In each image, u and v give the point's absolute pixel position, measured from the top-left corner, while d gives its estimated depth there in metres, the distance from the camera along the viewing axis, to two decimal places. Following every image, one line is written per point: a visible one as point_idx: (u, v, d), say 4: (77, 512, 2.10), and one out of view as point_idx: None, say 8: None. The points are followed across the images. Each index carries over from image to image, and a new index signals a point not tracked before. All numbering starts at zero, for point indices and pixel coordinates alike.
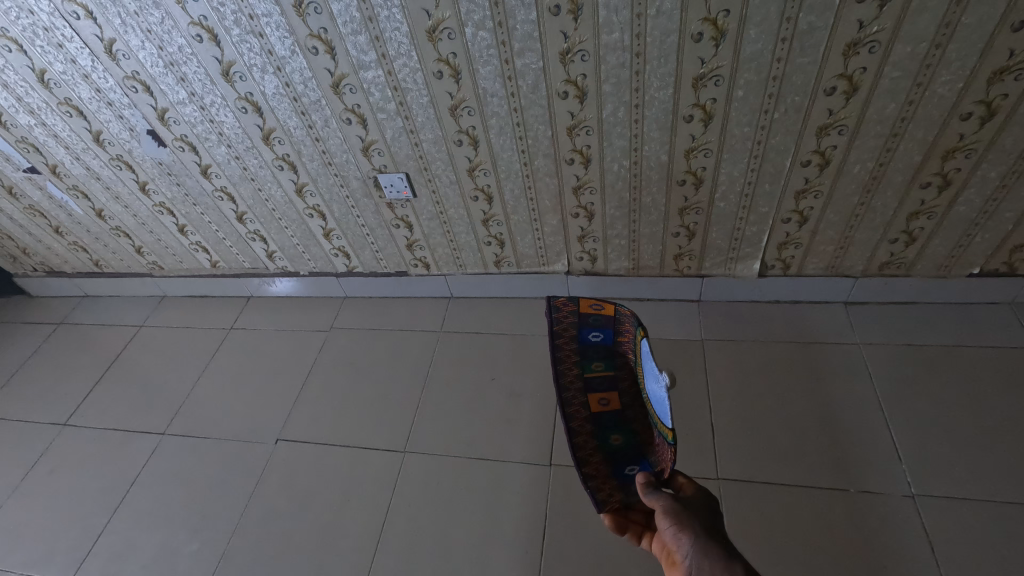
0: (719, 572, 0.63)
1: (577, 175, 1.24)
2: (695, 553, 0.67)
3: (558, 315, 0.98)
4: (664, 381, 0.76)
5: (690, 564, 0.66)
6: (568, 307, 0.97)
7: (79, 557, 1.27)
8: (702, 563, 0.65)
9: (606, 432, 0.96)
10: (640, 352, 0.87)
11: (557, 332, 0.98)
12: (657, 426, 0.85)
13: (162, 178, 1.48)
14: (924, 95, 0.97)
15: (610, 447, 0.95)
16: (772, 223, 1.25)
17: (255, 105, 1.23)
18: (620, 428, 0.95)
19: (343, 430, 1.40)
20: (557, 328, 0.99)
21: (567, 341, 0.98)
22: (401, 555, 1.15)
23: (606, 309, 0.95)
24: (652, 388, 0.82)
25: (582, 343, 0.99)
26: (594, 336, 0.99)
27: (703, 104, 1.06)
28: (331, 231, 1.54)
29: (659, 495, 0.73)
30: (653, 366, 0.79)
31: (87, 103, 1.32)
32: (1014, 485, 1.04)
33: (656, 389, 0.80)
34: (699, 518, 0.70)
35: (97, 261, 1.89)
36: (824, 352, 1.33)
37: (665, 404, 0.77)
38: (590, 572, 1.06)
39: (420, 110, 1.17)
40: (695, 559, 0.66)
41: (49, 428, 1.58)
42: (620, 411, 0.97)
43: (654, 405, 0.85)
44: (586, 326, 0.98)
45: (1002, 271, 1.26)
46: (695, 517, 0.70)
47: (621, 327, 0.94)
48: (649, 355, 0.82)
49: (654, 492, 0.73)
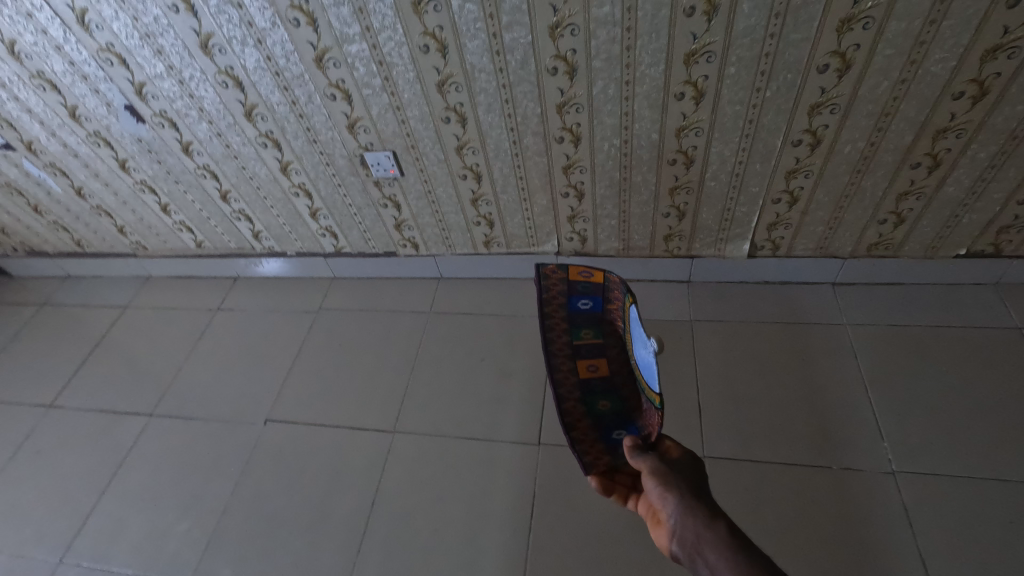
0: (704, 530, 0.63)
1: (566, 154, 1.22)
2: (678, 511, 0.66)
3: (547, 283, 1.00)
4: (652, 347, 0.77)
5: (672, 520, 0.67)
6: (557, 275, 0.99)
7: (68, 538, 1.27)
8: (683, 519, 0.65)
9: (594, 398, 0.96)
10: (628, 319, 0.88)
11: (546, 300, 1.01)
12: (644, 391, 0.86)
13: (142, 156, 1.44)
14: (917, 74, 0.96)
15: (598, 412, 0.95)
16: (762, 203, 1.25)
17: (235, 79, 1.20)
18: (609, 394, 0.96)
19: (333, 411, 1.40)
20: (546, 296, 1.01)
21: (556, 308, 1.00)
22: (391, 533, 1.16)
23: (594, 276, 0.96)
24: (639, 354, 0.84)
25: (572, 310, 1.00)
26: (584, 303, 1.00)
27: (695, 81, 1.04)
28: (318, 210, 1.52)
29: (645, 456, 0.74)
30: (642, 333, 0.81)
31: (61, 77, 1.27)
32: (991, 462, 1.06)
33: (644, 355, 0.81)
34: (683, 477, 0.71)
35: (79, 241, 1.85)
36: (811, 332, 1.34)
37: (653, 369, 0.79)
38: (577, 548, 1.08)
39: (406, 85, 1.14)
40: (680, 518, 0.66)
41: (34, 409, 1.57)
42: (609, 378, 0.97)
43: (640, 370, 0.86)
44: (575, 293, 1.00)
45: (988, 252, 1.26)
46: (680, 476, 0.70)
47: (610, 294, 0.94)
48: (637, 321, 0.83)
49: (639, 453, 0.75)
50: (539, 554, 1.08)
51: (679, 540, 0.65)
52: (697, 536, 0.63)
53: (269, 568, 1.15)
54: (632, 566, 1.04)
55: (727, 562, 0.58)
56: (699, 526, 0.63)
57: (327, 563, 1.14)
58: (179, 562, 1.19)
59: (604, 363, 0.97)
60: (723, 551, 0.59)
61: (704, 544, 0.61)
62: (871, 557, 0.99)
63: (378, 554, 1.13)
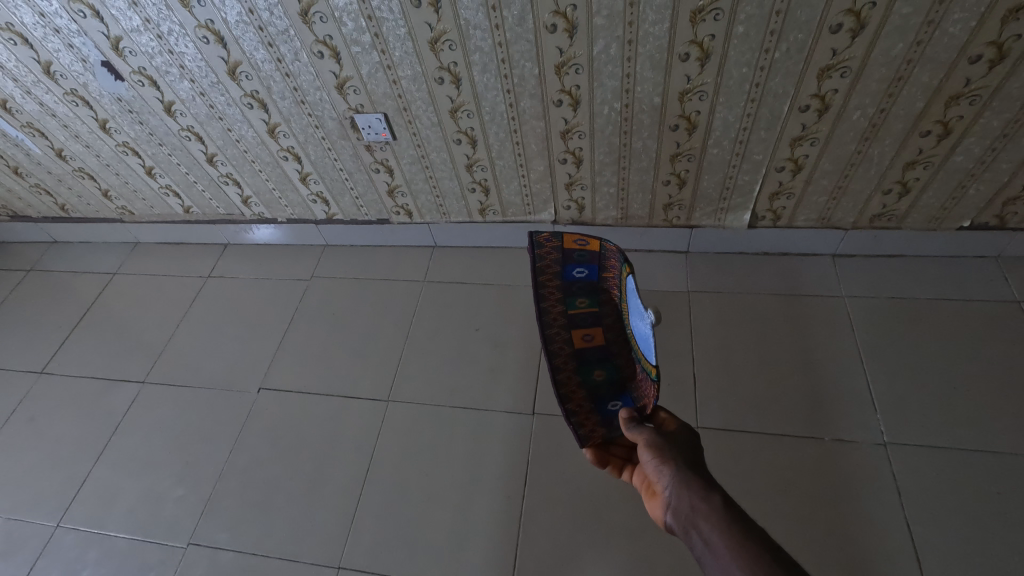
0: (697, 502, 0.62)
1: (565, 119, 1.18)
2: (674, 483, 0.66)
3: (542, 253, 1.00)
4: (648, 319, 0.76)
5: (667, 492, 0.66)
6: (551, 244, 0.99)
7: (64, 502, 1.28)
8: (677, 491, 0.64)
9: (589, 367, 0.95)
10: (625, 290, 0.87)
11: (540, 269, 0.99)
12: (641, 362, 0.85)
13: (123, 116, 1.38)
14: (934, 35, 0.92)
15: (593, 383, 0.94)
16: (765, 171, 1.21)
17: (216, 34, 1.13)
18: (604, 364, 0.95)
19: (326, 379, 1.40)
20: (541, 265, 1.00)
21: (551, 277, 0.99)
22: (385, 500, 1.17)
23: (590, 244, 0.94)
24: (636, 326, 0.82)
25: (567, 279, 0.99)
26: (579, 273, 0.99)
27: (701, 40, 0.99)
28: (307, 175, 1.47)
29: (642, 428, 0.75)
30: (638, 304, 0.79)
31: (32, 29, 1.21)
32: (981, 434, 1.07)
33: (641, 328, 0.80)
34: (680, 450, 0.70)
35: (63, 205, 1.80)
36: (809, 304, 1.32)
37: (649, 342, 0.78)
38: (569, 515, 1.09)
39: (397, 43, 1.09)
40: (674, 489, 0.65)
41: (25, 376, 1.56)
42: (604, 347, 0.96)
43: (637, 341, 0.85)
44: (570, 263, 0.98)
45: (992, 224, 1.24)
46: (676, 449, 0.70)
47: (607, 262, 0.92)
48: (634, 293, 0.81)
49: (635, 426, 0.76)
50: (532, 521, 1.10)
51: (674, 512, 0.64)
52: (692, 508, 0.61)
53: (266, 533, 1.16)
54: (623, 533, 1.06)
55: (719, 533, 0.57)
56: (694, 499, 0.62)
57: (323, 528, 1.15)
58: (176, 527, 1.20)
59: (599, 332, 0.96)
60: (717, 523, 0.58)
61: (698, 516, 0.60)
62: (858, 525, 1.00)
63: (373, 520, 1.15)
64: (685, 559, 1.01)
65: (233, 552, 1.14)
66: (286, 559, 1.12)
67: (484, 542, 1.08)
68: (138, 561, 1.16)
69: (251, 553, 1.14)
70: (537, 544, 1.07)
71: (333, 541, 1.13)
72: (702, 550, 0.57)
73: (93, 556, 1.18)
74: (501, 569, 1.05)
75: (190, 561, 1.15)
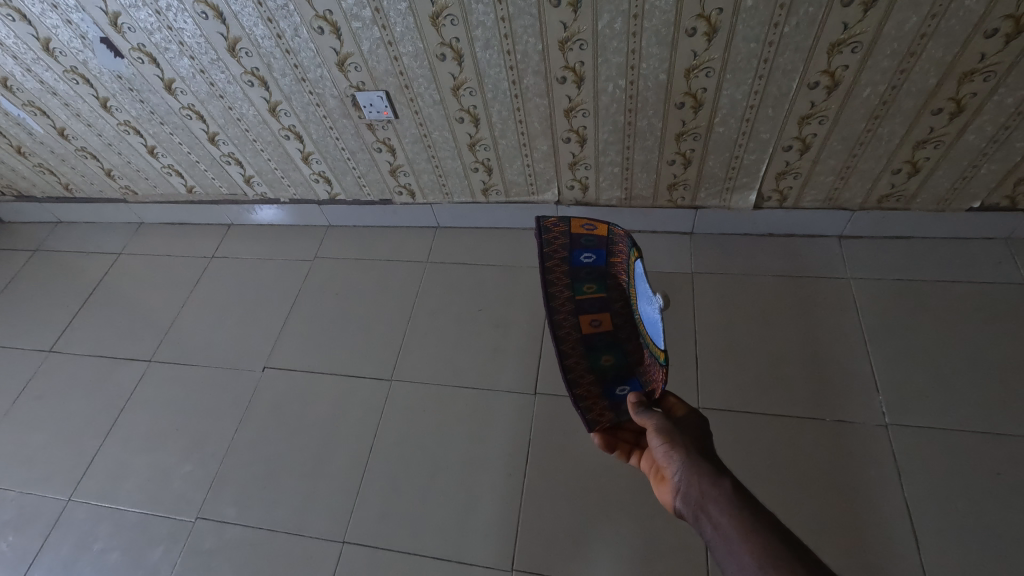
0: (707, 486, 0.62)
1: (568, 96, 1.16)
2: (683, 468, 0.66)
3: (549, 237, 0.97)
4: (658, 304, 0.76)
5: (676, 477, 0.66)
6: (558, 228, 0.96)
7: (75, 477, 1.31)
8: (686, 476, 0.65)
9: (597, 353, 0.93)
10: (632, 274, 0.86)
11: (548, 254, 0.95)
12: (648, 346, 0.85)
13: (123, 95, 1.38)
14: (949, 8, 0.89)
15: (601, 368, 0.93)
16: (772, 150, 1.19)
17: (215, 10, 1.12)
18: (612, 349, 0.94)
19: (330, 358, 1.41)
20: (547, 250, 0.96)
21: (558, 263, 0.95)
22: (388, 477, 1.19)
23: (598, 230, 0.94)
24: (643, 309, 0.83)
25: (574, 264, 0.96)
26: (586, 257, 0.97)
27: (708, 15, 0.97)
28: (309, 154, 1.46)
29: (651, 414, 0.75)
30: (646, 289, 0.79)
31: (29, 5, 1.19)
32: (983, 417, 1.07)
33: (649, 311, 0.80)
34: (690, 436, 0.71)
35: (67, 185, 1.80)
36: (814, 286, 1.31)
37: (657, 326, 0.78)
38: (569, 493, 1.11)
39: (398, 18, 1.07)
40: (683, 473, 0.66)
41: (34, 354, 1.58)
42: (612, 332, 0.95)
43: (644, 324, 0.85)
44: (578, 248, 0.96)
45: (1003, 205, 1.22)
46: (686, 435, 0.71)
47: (615, 248, 0.92)
48: (643, 277, 0.81)
49: (644, 411, 0.76)
50: (533, 498, 1.11)
51: (683, 498, 0.64)
52: (701, 493, 0.62)
53: (272, 508, 1.19)
54: (624, 510, 1.07)
55: (729, 517, 0.57)
56: (703, 484, 0.62)
57: (328, 504, 1.17)
58: (184, 501, 1.23)
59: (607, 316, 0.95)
60: (726, 507, 0.58)
61: (707, 500, 0.60)
62: (857, 505, 1.01)
63: (377, 496, 1.17)
64: (684, 536, 1.03)
65: (240, 527, 1.17)
66: (292, 533, 1.14)
67: (487, 518, 1.10)
68: (148, 534, 1.19)
69: (258, 528, 1.16)
70: (539, 521, 1.08)
71: (338, 516, 1.15)
72: (711, 535, 0.58)
73: (104, 529, 1.21)
74: (503, 544, 1.07)
75: (198, 534, 1.17)
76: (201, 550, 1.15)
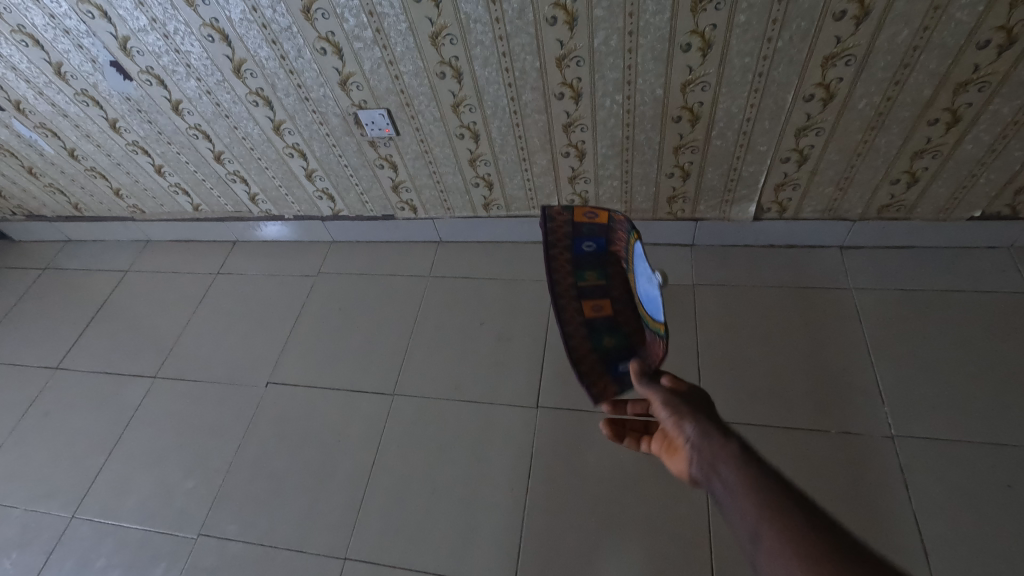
0: (719, 451, 0.60)
1: (566, 112, 1.17)
2: (693, 434, 0.64)
3: (553, 225, 0.98)
4: (656, 279, 0.76)
5: (686, 444, 0.64)
6: (561, 217, 0.96)
7: (79, 494, 1.31)
8: (697, 440, 0.63)
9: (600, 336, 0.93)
10: (631, 255, 0.86)
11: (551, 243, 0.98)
12: (648, 325, 0.85)
13: (132, 115, 1.41)
14: (941, 21, 0.90)
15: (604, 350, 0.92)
16: (770, 162, 1.20)
17: (221, 33, 1.15)
18: (614, 332, 0.93)
19: (333, 373, 1.41)
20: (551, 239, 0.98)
21: (561, 251, 0.98)
22: (390, 492, 1.18)
23: (600, 217, 0.93)
24: (643, 287, 0.82)
25: (576, 245, 0.98)
26: (588, 246, 0.98)
27: (702, 30, 0.98)
28: (313, 171, 1.48)
29: (655, 384, 0.73)
30: (645, 266, 0.79)
31: (43, 31, 1.23)
32: (992, 427, 1.05)
33: (648, 288, 0.79)
34: (697, 402, 0.69)
35: (77, 204, 1.83)
36: (816, 297, 1.31)
37: (656, 301, 0.78)
38: (573, 508, 1.10)
39: (399, 38, 1.09)
40: (694, 440, 0.63)
41: (41, 371, 1.59)
42: (613, 317, 0.94)
43: (644, 304, 0.85)
44: (580, 236, 0.97)
45: (1004, 214, 1.22)
46: (692, 402, 0.68)
47: (615, 234, 0.91)
48: (640, 256, 0.80)
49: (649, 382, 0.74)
50: (536, 513, 1.10)
51: (694, 462, 0.62)
52: (713, 456, 0.60)
53: (274, 524, 1.18)
54: (628, 525, 1.06)
55: (742, 477, 0.55)
56: (714, 446, 0.60)
57: (330, 519, 1.17)
58: (186, 518, 1.22)
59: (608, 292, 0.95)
60: (738, 465, 0.56)
61: (719, 461, 0.58)
62: (865, 518, 1.00)
63: (380, 511, 1.16)
64: (689, 550, 1.02)
65: (242, 543, 1.17)
66: (294, 550, 1.14)
67: (489, 533, 1.09)
68: (150, 551, 1.19)
69: (260, 544, 1.16)
70: (541, 536, 1.07)
71: (340, 532, 1.15)
72: (722, 493, 0.56)
73: (107, 546, 1.21)
74: (506, 559, 1.06)
75: (200, 551, 1.17)
76: (202, 567, 1.15)
